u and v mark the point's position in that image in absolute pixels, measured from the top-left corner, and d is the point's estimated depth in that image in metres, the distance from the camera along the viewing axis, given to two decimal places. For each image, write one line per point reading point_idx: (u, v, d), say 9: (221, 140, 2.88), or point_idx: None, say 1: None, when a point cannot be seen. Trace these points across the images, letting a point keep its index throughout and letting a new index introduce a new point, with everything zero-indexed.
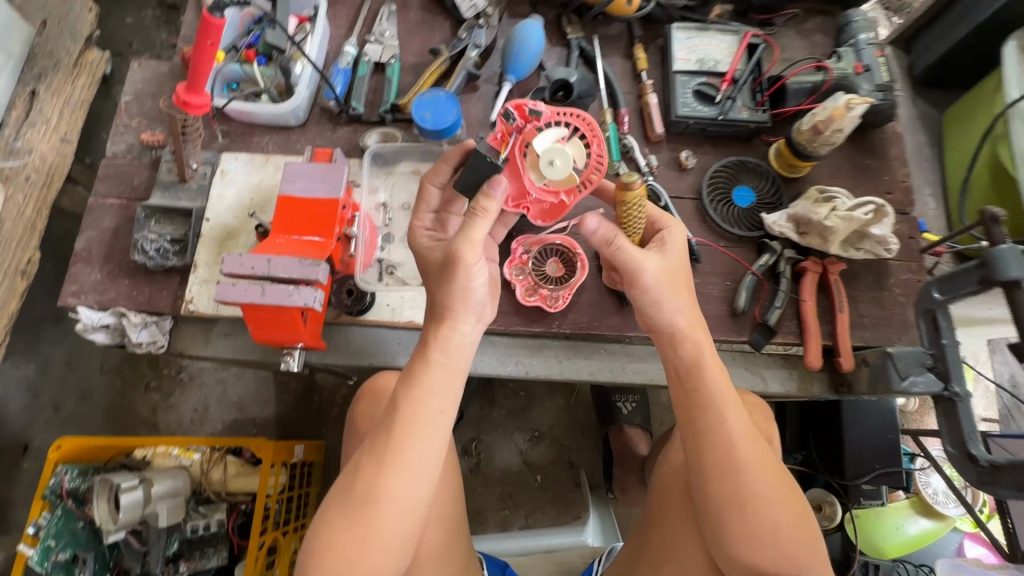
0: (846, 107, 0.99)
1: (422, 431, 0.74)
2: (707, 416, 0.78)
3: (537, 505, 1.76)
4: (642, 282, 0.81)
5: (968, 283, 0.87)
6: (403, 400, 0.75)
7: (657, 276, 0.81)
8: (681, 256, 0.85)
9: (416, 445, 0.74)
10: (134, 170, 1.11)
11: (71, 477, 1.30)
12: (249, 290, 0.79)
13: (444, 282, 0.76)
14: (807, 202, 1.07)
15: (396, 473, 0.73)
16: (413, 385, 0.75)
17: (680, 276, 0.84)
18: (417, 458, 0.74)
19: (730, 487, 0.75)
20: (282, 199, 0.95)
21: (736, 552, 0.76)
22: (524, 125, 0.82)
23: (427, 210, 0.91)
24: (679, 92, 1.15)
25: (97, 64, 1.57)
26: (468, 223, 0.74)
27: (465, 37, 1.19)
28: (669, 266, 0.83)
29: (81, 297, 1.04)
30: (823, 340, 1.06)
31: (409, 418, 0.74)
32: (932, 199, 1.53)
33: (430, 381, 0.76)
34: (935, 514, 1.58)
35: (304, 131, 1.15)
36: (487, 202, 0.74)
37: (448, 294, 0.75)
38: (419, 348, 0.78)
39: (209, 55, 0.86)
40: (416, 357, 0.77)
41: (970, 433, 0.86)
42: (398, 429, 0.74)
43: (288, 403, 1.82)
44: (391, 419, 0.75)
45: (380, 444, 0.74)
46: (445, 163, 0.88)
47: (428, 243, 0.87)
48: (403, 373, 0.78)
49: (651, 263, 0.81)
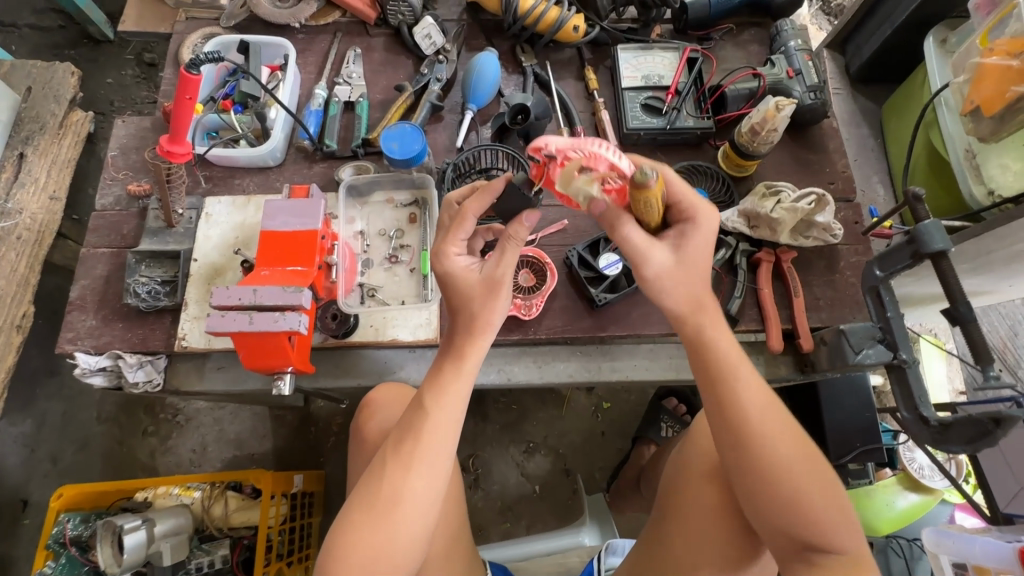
0: (776, 108, 1.07)
1: (446, 432, 0.79)
2: (732, 404, 0.80)
3: (538, 515, 1.78)
4: (645, 274, 0.81)
5: (903, 258, 0.93)
6: (429, 402, 0.79)
7: (662, 271, 0.80)
8: (699, 248, 0.80)
9: (440, 446, 0.79)
10: (123, 220, 1.17)
11: (73, 524, 1.34)
12: (237, 319, 0.85)
13: (481, 302, 0.80)
14: (755, 198, 1.15)
15: (419, 474, 0.77)
16: (441, 391, 0.79)
17: (695, 268, 0.81)
18: (441, 457, 0.79)
19: (756, 464, 0.78)
20: (264, 235, 1.01)
21: (766, 522, 0.80)
22: (547, 163, 0.81)
23: (461, 235, 0.83)
24: (628, 107, 1.25)
25: (82, 124, 1.63)
26: (509, 250, 0.80)
27: (428, 72, 1.29)
28: (682, 261, 0.80)
29: (78, 344, 1.08)
30: (783, 324, 1.13)
31: (435, 421, 0.78)
32: (880, 186, 1.60)
33: (457, 386, 0.80)
34: (924, 488, 1.60)
35: (282, 170, 1.22)
36: (520, 230, 0.79)
37: (491, 314, 0.80)
38: (450, 355, 0.81)
39: (189, 109, 0.95)
40: (446, 359, 0.82)
41: (921, 395, 0.92)
42: (425, 429, 0.78)
43: (285, 435, 1.85)
44: (417, 424, 0.79)
45: (406, 449, 0.78)
46: (487, 192, 0.83)
47: (465, 269, 0.82)
48: (430, 376, 0.81)
49: (660, 257, 0.80)
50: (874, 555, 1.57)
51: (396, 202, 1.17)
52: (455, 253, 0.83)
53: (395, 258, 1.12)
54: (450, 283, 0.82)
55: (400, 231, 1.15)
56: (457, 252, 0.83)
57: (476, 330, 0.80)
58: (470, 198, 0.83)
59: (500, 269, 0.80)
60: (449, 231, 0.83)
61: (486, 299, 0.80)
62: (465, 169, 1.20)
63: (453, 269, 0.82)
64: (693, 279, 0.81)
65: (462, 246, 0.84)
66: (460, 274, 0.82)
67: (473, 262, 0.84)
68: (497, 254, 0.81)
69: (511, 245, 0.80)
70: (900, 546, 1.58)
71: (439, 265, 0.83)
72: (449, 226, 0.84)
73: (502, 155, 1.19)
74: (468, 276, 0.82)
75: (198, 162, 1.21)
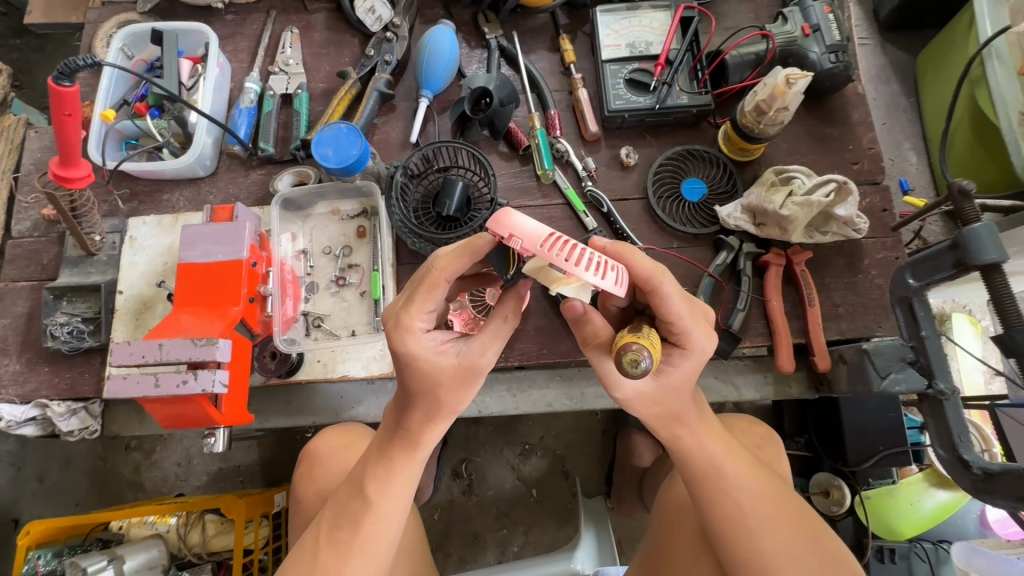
0: (786, 82, 0.89)
1: (392, 522, 0.68)
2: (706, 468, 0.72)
3: (536, 519, 1.53)
4: (614, 397, 0.68)
5: (943, 267, 0.75)
6: (372, 494, 0.67)
7: (636, 392, 0.67)
8: (683, 376, 0.66)
9: (385, 535, 0.68)
10: (42, 248, 1.04)
11: (45, 560, 1.16)
12: (142, 381, 0.76)
13: (451, 391, 0.64)
14: (761, 189, 0.97)
15: (359, 565, 0.67)
16: (387, 480, 0.67)
17: (674, 391, 0.67)
18: (386, 546, 0.68)
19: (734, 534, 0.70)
20: (182, 268, 0.89)
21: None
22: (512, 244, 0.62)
23: (431, 306, 0.63)
24: (610, 83, 1.05)
25: (16, 128, 1.25)
26: (493, 335, 0.64)
27: (374, 54, 1.09)
28: (659, 385, 0.66)
29: (2, 392, 0.98)
30: (795, 339, 0.98)
31: (379, 513, 0.67)
32: (913, 154, 1.44)
33: (406, 475, 0.68)
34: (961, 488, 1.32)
35: (214, 181, 1.07)
36: (514, 306, 0.66)
37: (462, 402, 0.65)
38: (402, 440, 0.67)
39: (71, 126, 0.79)
40: (395, 445, 0.68)
41: (961, 435, 0.76)
42: (365, 523, 0.67)
43: (272, 444, 1.58)
44: (357, 513, 0.67)
45: (343, 540, 0.67)
46: (468, 255, 0.62)
47: (433, 349, 0.63)
48: (375, 459, 0.69)
49: (631, 383, 0.66)
50: (894, 564, 1.27)
51: (342, 214, 1.05)
52: (423, 328, 0.63)
53: (342, 281, 1.01)
54: (413, 366, 0.63)
55: (348, 248, 1.03)
56: (425, 327, 0.64)
57: (438, 416, 0.65)
58: (444, 259, 0.62)
59: (485, 357, 0.63)
60: (417, 299, 0.63)
61: (456, 388, 0.63)
62: (422, 169, 1.01)
63: (419, 350, 0.63)
64: (671, 400, 0.68)
65: (430, 317, 0.64)
66: (427, 357, 0.63)
67: (443, 339, 0.65)
68: (482, 336, 0.64)
69: (499, 327, 0.64)
70: (926, 550, 1.27)
71: (399, 342, 0.63)
72: (416, 292, 0.63)
73: (464, 153, 1.02)
74: (440, 361, 0.63)
75: (119, 177, 1.06)
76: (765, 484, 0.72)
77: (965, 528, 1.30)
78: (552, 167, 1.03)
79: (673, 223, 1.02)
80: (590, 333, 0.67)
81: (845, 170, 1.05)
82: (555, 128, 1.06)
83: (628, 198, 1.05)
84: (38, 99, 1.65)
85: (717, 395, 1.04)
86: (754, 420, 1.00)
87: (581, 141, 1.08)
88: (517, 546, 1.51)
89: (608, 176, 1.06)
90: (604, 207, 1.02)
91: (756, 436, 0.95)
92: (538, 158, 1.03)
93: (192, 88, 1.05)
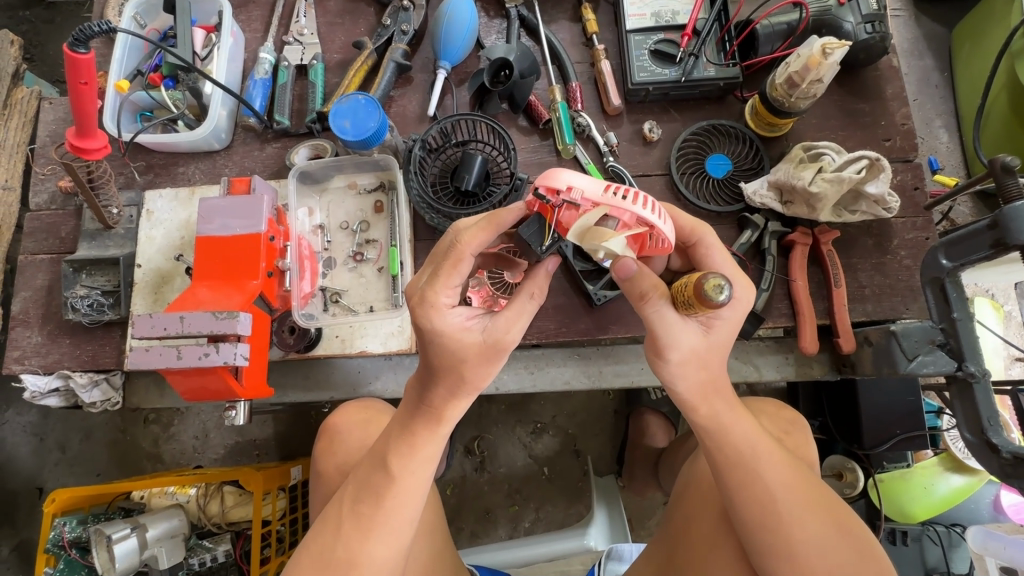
0: (822, 53, 0.85)
1: (412, 498, 0.68)
2: (739, 466, 0.70)
3: (546, 497, 1.54)
4: (667, 358, 0.66)
5: (980, 247, 0.72)
6: (395, 469, 0.67)
7: (688, 353, 0.65)
8: (730, 330, 0.67)
9: (406, 510, 0.68)
10: (60, 221, 1.04)
11: (71, 527, 1.17)
12: (164, 354, 0.76)
13: (474, 367, 0.63)
14: (789, 165, 0.94)
15: (380, 539, 0.67)
16: (409, 456, 0.67)
17: (719, 351, 0.68)
18: (407, 522, 0.68)
19: (766, 526, 0.68)
20: (201, 241, 0.89)
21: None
22: (561, 208, 0.63)
23: (456, 281, 0.63)
24: (634, 55, 1.01)
25: (29, 101, 1.22)
26: (518, 310, 0.63)
27: (390, 23, 1.06)
28: (710, 343, 0.66)
29: (25, 363, 0.99)
30: (819, 320, 0.97)
31: (402, 488, 0.67)
32: (943, 132, 1.39)
33: (429, 450, 0.68)
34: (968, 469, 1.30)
35: (230, 153, 1.06)
36: (542, 281, 0.64)
37: (486, 378, 0.65)
38: (425, 416, 0.67)
39: (87, 95, 0.77)
40: (417, 420, 0.68)
41: (989, 418, 0.75)
42: (388, 497, 0.67)
43: (286, 419, 1.60)
44: (380, 488, 0.67)
45: (365, 513, 0.67)
46: (495, 229, 0.62)
47: (458, 326, 0.62)
48: (397, 435, 0.68)
49: (688, 339, 0.65)
50: (905, 546, 1.26)
51: (359, 188, 1.03)
52: (448, 305, 0.63)
53: (360, 256, 1.00)
54: (437, 343, 0.62)
55: (365, 223, 1.02)
56: (450, 303, 0.63)
57: (461, 392, 0.65)
58: (470, 233, 0.62)
59: (510, 334, 0.62)
60: (441, 275, 0.62)
61: (480, 365, 0.63)
62: (439, 143, 0.99)
63: (444, 326, 0.62)
64: (716, 362, 0.68)
65: (455, 293, 0.64)
66: (452, 333, 0.62)
67: (468, 315, 0.64)
68: (506, 312, 0.63)
69: (525, 303, 0.63)
70: (938, 532, 1.26)
71: (424, 318, 0.62)
72: (441, 268, 0.63)
73: (483, 126, 0.99)
74: (465, 337, 0.62)
75: (135, 150, 1.05)
76: (792, 467, 0.71)
77: (978, 512, 1.28)
78: (573, 142, 1.00)
79: (697, 201, 0.99)
80: (646, 286, 0.62)
81: (876, 147, 1.01)
82: (577, 101, 1.03)
83: (650, 175, 1.02)
84: (50, 71, 1.64)
85: (737, 376, 1.03)
86: (780, 404, 0.99)
87: (603, 115, 1.05)
88: (528, 523, 1.52)
89: (630, 152, 1.03)
90: (626, 183, 1.00)
91: (784, 421, 0.94)
92: (559, 133, 1.01)
93: (206, 59, 1.03)
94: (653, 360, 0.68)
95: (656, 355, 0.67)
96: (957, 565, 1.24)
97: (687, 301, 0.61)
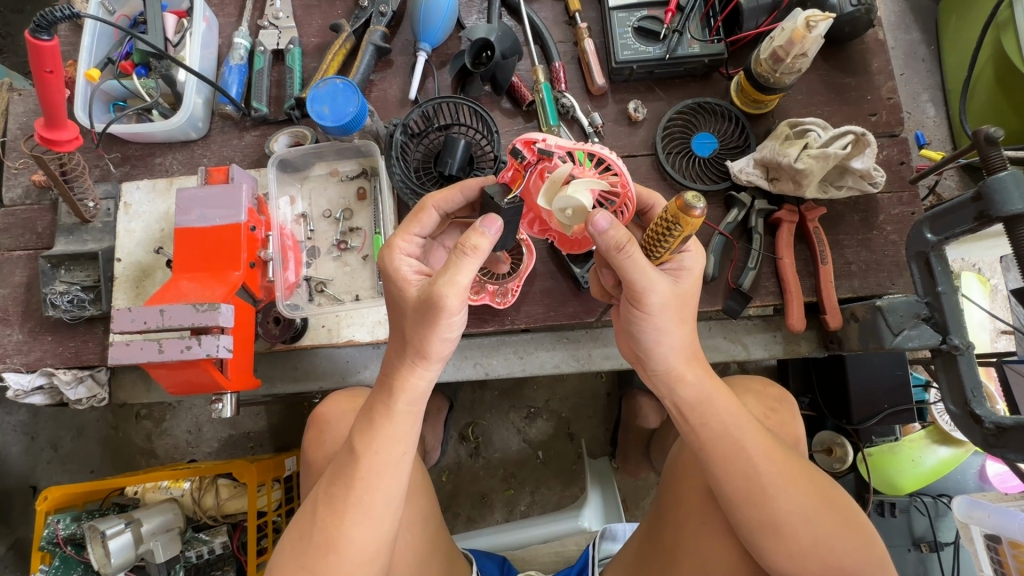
0: (806, 26, 0.84)
1: (385, 480, 0.68)
2: (722, 448, 0.69)
3: (540, 480, 1.55)
4: (646, 303, 0.66)
5: (964, 219, 0.72)
6: (358, 452, 0.68)
7: (664, 300, 0.66)
8: (698, 282, 0.71)
9: (378, 495, 0.67)
10: (36, 216, 1.02)
11: (65, 524, 1.16)
12: (145, 348, 0.75)
13: (417, 324, 0.63)
14: (775, 143, 0.93)
15: (356, 526, 0.67)
16: (371, 437, 0.68)
17: (690, 304, 0.70)
18: (382, 505, 0.68)
19: (750, 504, 0.68)
20: (178, 232, 0.88)
21: (779, 572, 0.70)
22: (537, 164, 0.69)
23: (416, 232, 0.73)
24: (617, 32, 1.00)
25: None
26: (454, 261, 0.60)
27: (368, 4, 1.03)
28: (683, 292, 0.69)
29: (7, 362, 0.97)
30: (807, 297, 0.97)
31: (371, 475, 0.67)
32: (930, 106, 1.39)
33: (395, 432, 0.68)
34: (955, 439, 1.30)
35: (208, 143, 1.03)
36: (477, 239, 0.59)
37: (427, 339, 0.64)
38: (381, 394, 0.69)
39: (54, 84, 0.75)
40: (377, 405, 0.69)
41: (974, 389, 0.75)
42: (357, 483, 0.67)
43: (279, 411, 1.59)
44: (348, 474, 0.67)
45: (338, 498, 0.67)
46: (458, 190, 0.74)
47: (405, 274, 0.69)
48: (369, 424, 0.68)
49: (664, 283, 0.66)
50: (894, 518, 1.29)
51: (341, 175, 1.02)
52: (403, 252, 0.71)
53: (344, 245, 0.98)
54: (391, 286, 0.69)
55: (348, 212, 1.01)
56: (406, 253, 0.72)
57: (407, 353, 0.66)
58: (436, 194, 0.74)
59: (439, 287, 0.60)
60: (404, 222, 0.73)
61: (418, 318, 0.63)
62: (422, 128, 0.97)
63: (394, 272, 0.69)
64: (689, 308, 0.70)
65: (415, 245, 0.73)
66: (401, 280, 0.68)
67: (416, 268, 0.70)
68: (443, 266, 0.61)
69: (462, 257, 0.60)
70: (925, 504, 1.30)
71: (383, 262, 0.70)
72: (405, 219, 0.73)
73: (465, 109, 0.97)
74: (407, 285, 0.68)
75: (109, 141, 1.03)
76: (775, 445, 0.72)
77: (964, 482, 1.33)
78: (557, 124, 0.98)
79: (682, 179, 0.99)
80: (625, 233, 0.62)
81: (862, 123, 1.01)
82: (561, 82, 1.01)
83: (635, 155, 1.01)
84: (21, 63, 1.59)
85: (725, 355, 1.05)
86: (769, 382, 1.00)
87: (588, 95, 1.04)
88: (524, 506, 1.53)
89: (616, 131, 1.02)
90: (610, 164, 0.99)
91: (770, 398, 0.94)
92: (543, 115, 0.98)
93: (178, 45, 1.00)
94: (632, 310, 0.68)
95: (633, 307, 0.67)
96: (943, 534, 1.28)
97: (669, 227, 0.62)
